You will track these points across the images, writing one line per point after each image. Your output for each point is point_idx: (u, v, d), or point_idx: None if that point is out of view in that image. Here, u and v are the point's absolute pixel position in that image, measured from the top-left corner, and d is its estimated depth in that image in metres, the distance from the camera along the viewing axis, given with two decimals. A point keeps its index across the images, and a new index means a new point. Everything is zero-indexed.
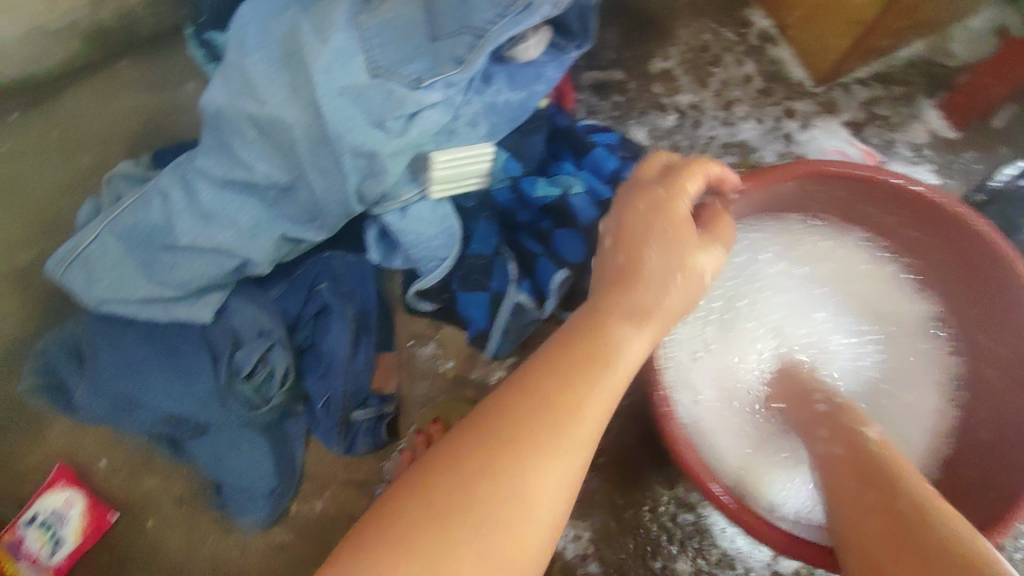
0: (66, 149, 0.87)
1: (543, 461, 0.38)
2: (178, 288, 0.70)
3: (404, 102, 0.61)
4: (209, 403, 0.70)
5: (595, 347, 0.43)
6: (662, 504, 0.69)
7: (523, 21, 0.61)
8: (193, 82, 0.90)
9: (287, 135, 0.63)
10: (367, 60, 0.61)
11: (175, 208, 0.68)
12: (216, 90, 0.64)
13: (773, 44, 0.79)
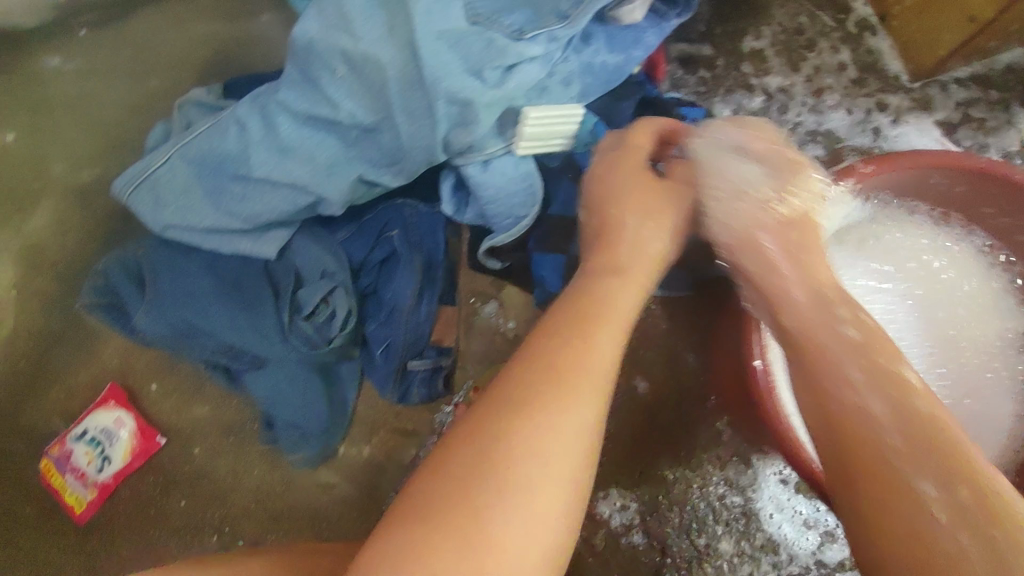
0: (136, 72, 0.85)
1: (551, 412, 0.42)
2: (248, 220, 0.69)
3: (505, 53, 0.60)
4: (270, 338, 0.70)
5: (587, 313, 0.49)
6: (712, 484, 0.70)
7: None
8: (268, 14, 0.86)
9: (379, 75, 0.61)
10: (466, 7, 0.59)
11: (253, 139, 0.66)
12: (309, 22, 0.62)
13: (872, 33, 0.77)
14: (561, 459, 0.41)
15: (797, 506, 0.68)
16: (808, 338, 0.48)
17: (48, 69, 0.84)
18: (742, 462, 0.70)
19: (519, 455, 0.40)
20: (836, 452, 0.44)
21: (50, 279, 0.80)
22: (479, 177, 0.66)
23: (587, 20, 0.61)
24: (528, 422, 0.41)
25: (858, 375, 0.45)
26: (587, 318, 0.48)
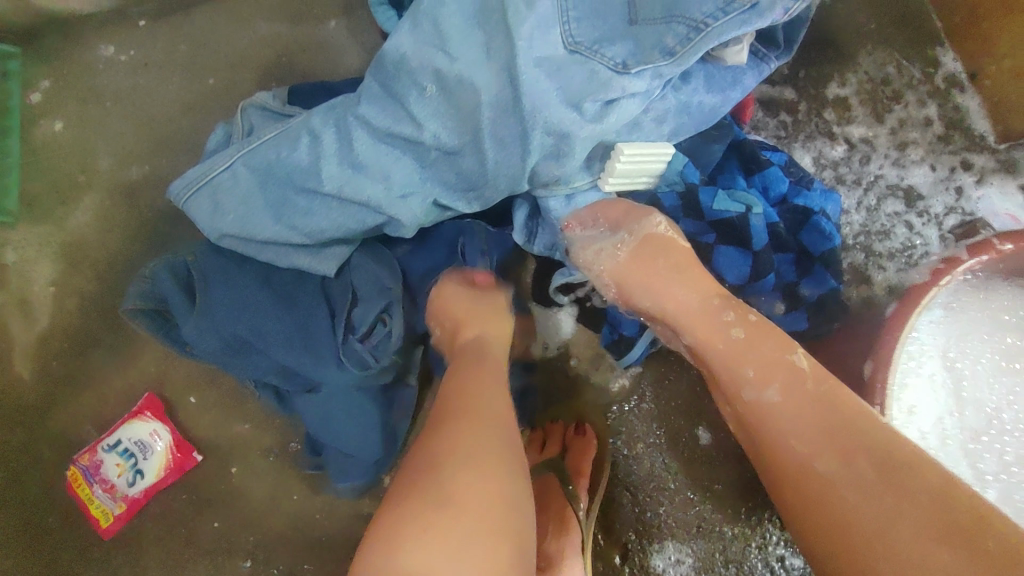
0: (192, 67, 0.81)
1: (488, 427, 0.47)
2: (310, 237, 0.64)
3: (608, 87, 0.57)
4: (324, 361, 0.66)
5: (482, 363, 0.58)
6: (771, 544, 0.67)
7: (751, 23, 0.55)
8: (337, 18, 0.82)
9: (471, 99, 0.57)
10: (564, 34, 0.56)
11: (325, 151, 0.61)
12: (403, 35, 0.58)
13: (959, 90, 0.75)
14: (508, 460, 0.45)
15: None
16: (719, 348, 0.53)
17: (101, 58, 0.80)
18: None
19: (456, 436, 0.45)
20: (775, 460, 0.47)
21: (89, 278, 0.76)
22: (561, 212, 0.65)
23: (694, 56, 0.57)
24: (455, 418, 0.48)
25: (750, 375, 0.50)
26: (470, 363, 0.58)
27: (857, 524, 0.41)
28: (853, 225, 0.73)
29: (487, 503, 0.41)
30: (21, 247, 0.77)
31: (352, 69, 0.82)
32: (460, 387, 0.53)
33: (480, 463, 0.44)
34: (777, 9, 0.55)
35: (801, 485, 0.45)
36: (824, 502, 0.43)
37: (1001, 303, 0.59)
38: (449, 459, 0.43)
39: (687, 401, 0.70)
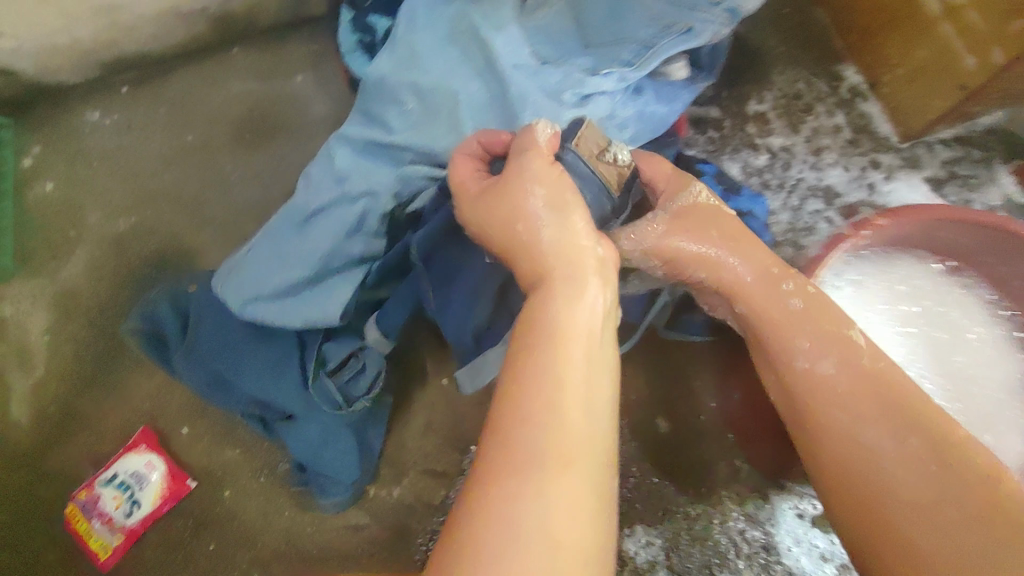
0: (173, 127, 0.89)
1: (540, 445, 0.38)
2: (312, 267, 0.67)
3: (584, 83, 0.69)
4: (295, 396, 0.69)
5: (560, 281, 0.46)
6: (731, 519, 0.71)
7: (687, 40, 0.68)
8: (302, 73, 0.90)
9: (450, 103, 0.68)
10: (533, 52, 0.69)
11: (313, 178, 0.69)
12: (381, 61, 0.69)
13: (863, 99, 0.84)
14: (567, 498, 0.37)
15: (813, 538, 0.70)
16: (775, 317, 0.55)
17: (87, 123, 0.88)
18: (760, 497, 0.72)
19: (531, 422, 0.38)
20: (809, 416, 0.51)
21: (82, 325, 0.82)
22: None
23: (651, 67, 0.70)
24: (532, 394, 0.39)
25: (807, 347, 0.52)
26: (542, 283, 0.47)
27: (871, 490, 0.46)
28: (780, 224, 0.81)
29: (566, 518, 0.36)
30: (16, 301, 0.82)
31: (319, 117, 0.89)
32: (543, 329, 0.43)
33: (558, 466, 0.37)
34: (706, 30, 0.68)
35: (840, 452, 0.48)
36: (853, 467, 0.47)
37: (894, 279, 0.65)
38: (523, 461, 0.37)
39: (648, 391, 0.76)
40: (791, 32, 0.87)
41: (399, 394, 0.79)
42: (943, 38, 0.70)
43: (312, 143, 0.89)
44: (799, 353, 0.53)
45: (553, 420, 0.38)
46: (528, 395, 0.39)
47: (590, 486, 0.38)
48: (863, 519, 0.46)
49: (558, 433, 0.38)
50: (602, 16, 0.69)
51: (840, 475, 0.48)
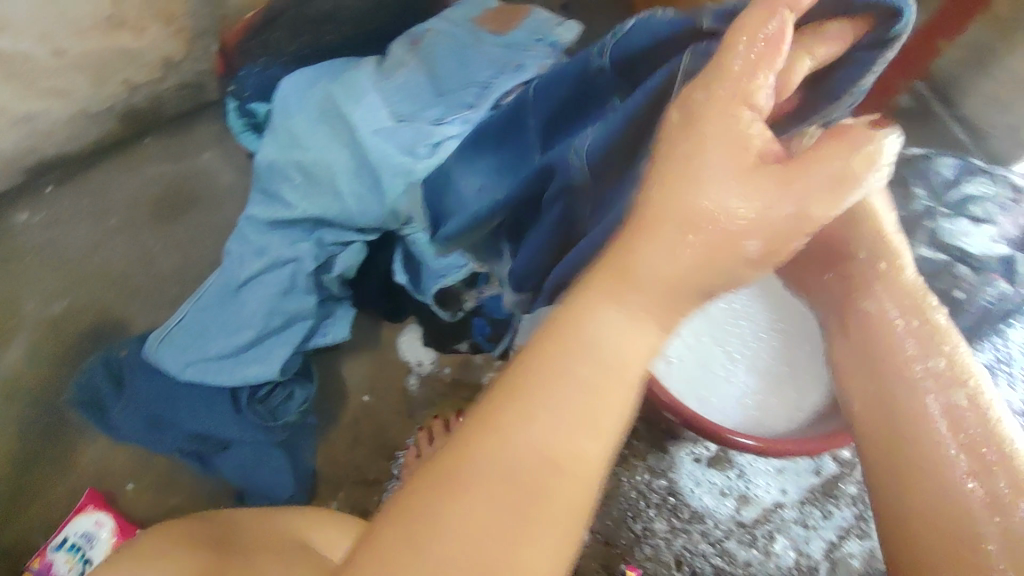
0: (95, 214, 0.97)
1: (551, 480, 0.34)
2: (258, 328, 0.77)
3: (431, 134, 0.76)
4: (226, 422, 0.77)
5: (642, 297, 0.37)
6: (638, 474, 0.77)
7: (518, 77, 0.79)
8: (209, 151, 1.01)
9: (328, 172, 0.76)
10: (391, 111, 0.78)
11: (234, 256, 0.79)
12: (267, 148, 0.79)
13: None
14: (559, 543, 0.34)
15: (711, 477, 0.77)
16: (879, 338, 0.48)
17: (13, 223, 0.94)
18: (659, 450, 0.78)
19: (548, 462, 0.34)
20: (908, 408, 0.45)
21: (23, 406, 0.86)
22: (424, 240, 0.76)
23: (491, 104, 0.79)
24: (537, 438, 0.34)
25: (940, 371, 0.45)
26: (625, 275, 0.37)
27: (923, 493, 0.43)
28: None
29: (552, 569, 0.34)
30: None
31: (227, 187, 1.00)
32: (572, 367, 0.35)
33: (530, 519, 0.33)
34: (534, 68, 0.80)
35: (906, 433, 0.44)
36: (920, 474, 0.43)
37: None
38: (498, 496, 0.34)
39: None
40: None
41: (326, 416, 0.87)
42: None
43: (223, 209, 0.99)
44: (905, 351, 0.47)
45: (570, 466, 0.35)
46: (556, 425, 0.34)
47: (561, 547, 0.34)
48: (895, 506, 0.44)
49: (545, 486, 0.34)
50: (451, 69, 0.83)
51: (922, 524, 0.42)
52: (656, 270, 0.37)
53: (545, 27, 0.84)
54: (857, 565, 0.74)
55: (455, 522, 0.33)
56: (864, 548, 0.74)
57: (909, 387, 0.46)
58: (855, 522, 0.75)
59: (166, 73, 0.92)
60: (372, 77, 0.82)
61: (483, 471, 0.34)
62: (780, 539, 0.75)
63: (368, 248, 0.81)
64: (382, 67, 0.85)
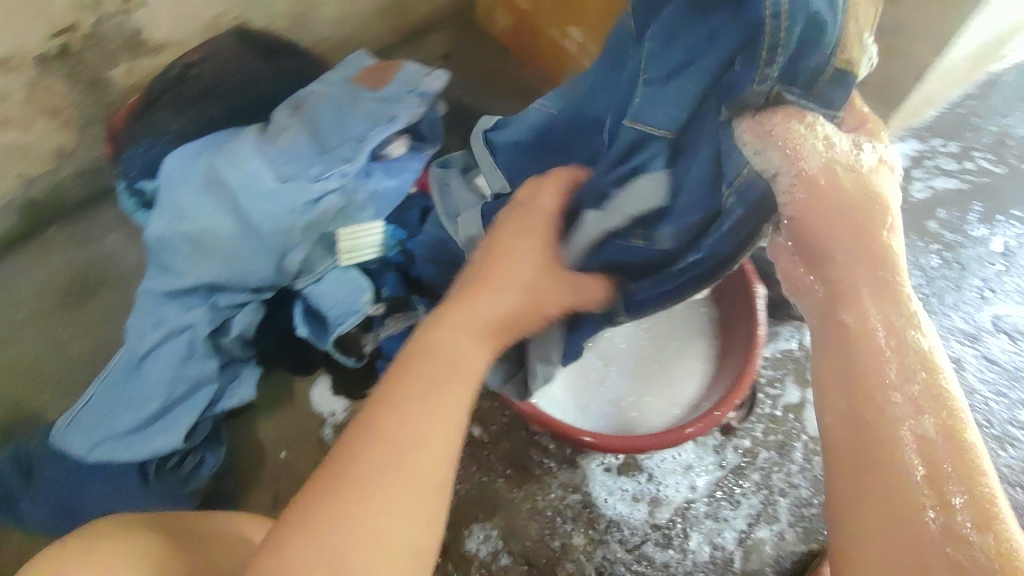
0: (3, 309, 0.97)
1: (429, 459, 0.46)
2: (160, 401, 0.78)
3: (309, 190, 0.81)
4: (138, 497, 0.79)
5: (484, 324, 0.54)
6: (552, 491, 0.79)
7: (389, 126, 0.86)
8: (114, 232, 1.02)
9: (214, 239, 0.78)
10: (275, 173, 0.82)
11: (133, 332, 0.79)
12: (156, 223, 0.79)
13: None
14: (442, 506, 0.47)
15: (622, 485, 0.79)
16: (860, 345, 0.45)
17: None
18: (570, 465, 0.80)
19: (426, 445, 0.46)
20: (879, 416, 0.43)
21: None
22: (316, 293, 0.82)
23: (367, 156, 0.84)
24: (418, 429, 0.46)
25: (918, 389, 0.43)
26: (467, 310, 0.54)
27: (851, 491, 0.43)
28: None
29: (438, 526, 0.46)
30: None
31: (133, 265, 1.00)
32: (432, 373, 0.49)
33: (418, 495, 0.45)
34: (404, 114, 0.86)
35: (869, 434, 0.43)
36: (856, 478, 0.43)
37: None
38: (389, 486, 0.44)
39: None
40: (505, 92, 1.05)
41: (243, 482, 0.87)
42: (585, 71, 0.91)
43: (134, 288, 0.99)
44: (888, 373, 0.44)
45: (441, 446, 0.47)
46: (428, 414, 0.47)
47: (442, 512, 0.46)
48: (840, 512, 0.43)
49: (425, 469, 0.45)
50: (333, 127, 0.86)
51: (886, 518, 0.40)
52: (483, 317, 0.54)
53: (415, 79, 0.90)
54: (769, 550, 0.76)
55: (365, 505, 0.43)
56: (773, 532, 0.76)
57: (879, 390, 0.43)
58: (762, 508, 0.77)
59: (61, 163, 0.94)
60: (255, 143, 0.84)
61: (382, 462, 0.45)
62: (693, 535, 0.76)
63: (267, 306, 0.84)
64: (266, 132, 0.87)
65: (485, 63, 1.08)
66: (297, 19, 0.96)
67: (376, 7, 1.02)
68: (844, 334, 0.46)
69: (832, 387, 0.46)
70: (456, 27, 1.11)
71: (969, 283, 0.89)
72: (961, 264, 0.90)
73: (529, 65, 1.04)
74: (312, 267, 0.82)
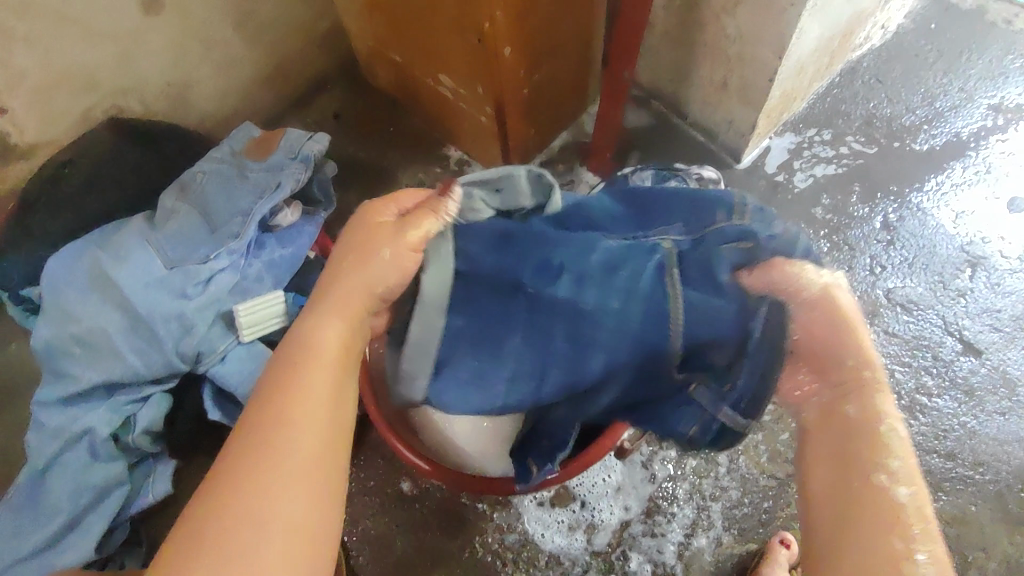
0: None
1: (283, 449, 0.39)
2: (67, 511, 0.74)
3: (199, 272, 0.80)
4: None
5: (332, 300, 0.48)
6: (489, 535, 0.78)
7: (276, 195, 0.85)
8: (17, 339, 0.97)
9: (105, 337, 0.76)
10: (163, 260, 0.80)
11: (34, 446, 0.76)
12: (42, 329, 0.77)
13: (468, 165, 1.04)
14: (316, 496, 0.39)
15: (557, 517, 0.78)
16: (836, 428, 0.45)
17: None
18: (503, 506, 0.79)
19: (275, 431, 0.40)
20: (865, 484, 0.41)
21: None
22: (220, 374, 0.79)
23: (255, 229, 0.84)
24: (264, 423, 0.40)
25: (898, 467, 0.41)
26: (320, 296, 0.48)
27: (828, 535, 0.40)
28: None
29: (321, 515, 0.39)
30: None
31: (37, 370, 0.95)
32: (281, 364, 0.44)
33: (284, 492, 0.38)
34: (289, 180, 0.86)
35: (854, 502, 0.40)
36: (831, 527, 0.40)
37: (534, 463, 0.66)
38: (241, 507, 0.37)
39: (384, 464, 0.82)
40: (400, 142, 1.06)
41: None
42: (464, 110, 0.93)
43: None
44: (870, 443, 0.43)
45: (295, 431, 0.40)
46: (274, 401, 0.41)
47: (317, 499, 0.39)
48: (813, 537, 0.41)
49: (279, 458, 0.39)
50: (218, 204, 0.84)
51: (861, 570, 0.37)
52: (335, 298, 0.48)
53: (299, 144, 0.89)
54: (708, 557, 0.76)
55: (215, 519, 0.37)
56: (710, 539, 0.77)
57: (869, 464, 0.42)
58: (696, 516, 0.78)
59: None
60: (139, 231, 0.81)
61: (230, 469, 0.38)
62: (633, 556, 0.76)
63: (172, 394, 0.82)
64: (151, 217, 0.84)
65: (377, 115, 1.09)
66: (175, 100, 0.95)
67: (255, 76, 1.02)
68: (848, 429, 0.44)
69: (816, 459, 0.44)
70: (344, 83, 1.12)
71: (860, 262, 0.89)
72: (851, 245, 0.91)
73: (418, 113, 1.06)
74: (211, 347, 0.79)
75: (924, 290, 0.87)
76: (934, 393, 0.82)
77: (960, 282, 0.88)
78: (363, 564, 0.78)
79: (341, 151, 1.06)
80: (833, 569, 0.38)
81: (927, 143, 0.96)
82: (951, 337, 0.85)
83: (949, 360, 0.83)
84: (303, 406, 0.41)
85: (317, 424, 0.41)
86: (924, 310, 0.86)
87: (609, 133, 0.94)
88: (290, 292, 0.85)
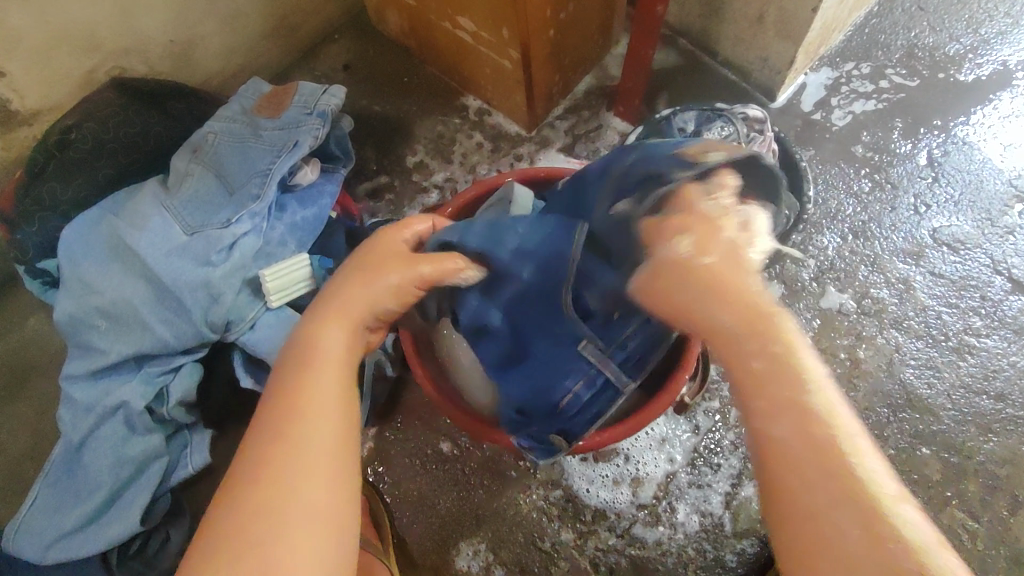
0: None
1: (291, 442, 0.40)
2: (106, 485, 0.73)
3: (221, 237, 0.77)
4: None
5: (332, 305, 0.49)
6: (533, 492, 0.78)
7: (295, 153, 0.81)
8: (37, 314, 0.95)
9: (129, 308, 0.74)
10: (181, 225, 0.77)
11: (67, 423, 0.74)
12: (64, 302, 0.75)
13: (489, 115, 0.99)
14: (324, 482, 0.40)
15: (602, 471, 0.78)
16: (735, 347, 0.38)
17: None
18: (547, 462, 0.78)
19: (284, 426, 0.41)
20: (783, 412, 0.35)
21: None
22: (251, 343, 0.77)
23: (275, 190, 0.80)
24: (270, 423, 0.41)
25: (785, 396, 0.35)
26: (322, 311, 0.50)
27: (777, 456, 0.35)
28: None
29: (329, 499, 0.39)
30: None
31: (61, 345, 0.93)
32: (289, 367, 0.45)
33: (292, 484, 0.39)
34: (307, 137, 0.82)
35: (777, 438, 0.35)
36: (778, 456, 0.35)
37: None
38: (254, 505, 0.38)
39: (422, 426, 0.81)
40: (415, 93, 1.01)
41: None
42: (485, 56, 0.87)
43: None
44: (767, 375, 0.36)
45: (305, 423, 0.41)
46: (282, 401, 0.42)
47: (326, 481, 0.40)
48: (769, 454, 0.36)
49: (286, 449, 0.40)
50: (234, 165, 0.80)
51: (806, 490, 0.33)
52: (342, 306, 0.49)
53: (314, 98, 0.84)
54: (755, 505, 0.76)
55: (231, 517, 0.38)
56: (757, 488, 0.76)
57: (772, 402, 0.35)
58: (742, 466, 0.77)
59: None
60: (155, 196, 0.78)
61: (244, 468, 0.39)
62: (680, 507, 0.76)
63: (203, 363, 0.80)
64: (165, 181, 0.80)
65: (390, 66, 1.03)
66: (179, 58, 0.90)
67: (260, 29, 0.97)
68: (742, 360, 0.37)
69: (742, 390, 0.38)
70: (353, 34, 1.06)
71: (903, 202, 0.86)
72: (894, 184, 0.87)
73: (434, 61, 1.00)
74: (240, 314, 0.77)
75: (971, 228, 0.84)
76: (983, 333, 0.80)
77: (1008, 219, 0.84)
78: (408, 525, 0.78)
79: (354, 105, 1.01)
80: (782, 498, 0.34)
81: (973, 73, 0.91)
82: (1000, 275, 0.82)
83: (997, 300, 0.81)
84: (319, 391, 0.43)
85: (322, 413, 0.42)
86: (971, 249, 0.83)
87: (637, 75, 0.89)
88: (315, 255, 0.82)
